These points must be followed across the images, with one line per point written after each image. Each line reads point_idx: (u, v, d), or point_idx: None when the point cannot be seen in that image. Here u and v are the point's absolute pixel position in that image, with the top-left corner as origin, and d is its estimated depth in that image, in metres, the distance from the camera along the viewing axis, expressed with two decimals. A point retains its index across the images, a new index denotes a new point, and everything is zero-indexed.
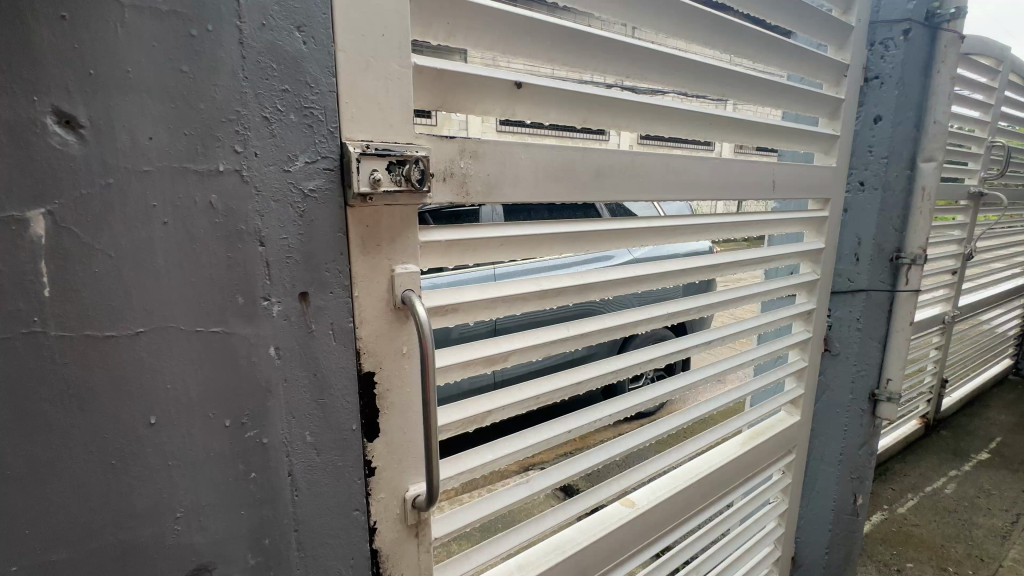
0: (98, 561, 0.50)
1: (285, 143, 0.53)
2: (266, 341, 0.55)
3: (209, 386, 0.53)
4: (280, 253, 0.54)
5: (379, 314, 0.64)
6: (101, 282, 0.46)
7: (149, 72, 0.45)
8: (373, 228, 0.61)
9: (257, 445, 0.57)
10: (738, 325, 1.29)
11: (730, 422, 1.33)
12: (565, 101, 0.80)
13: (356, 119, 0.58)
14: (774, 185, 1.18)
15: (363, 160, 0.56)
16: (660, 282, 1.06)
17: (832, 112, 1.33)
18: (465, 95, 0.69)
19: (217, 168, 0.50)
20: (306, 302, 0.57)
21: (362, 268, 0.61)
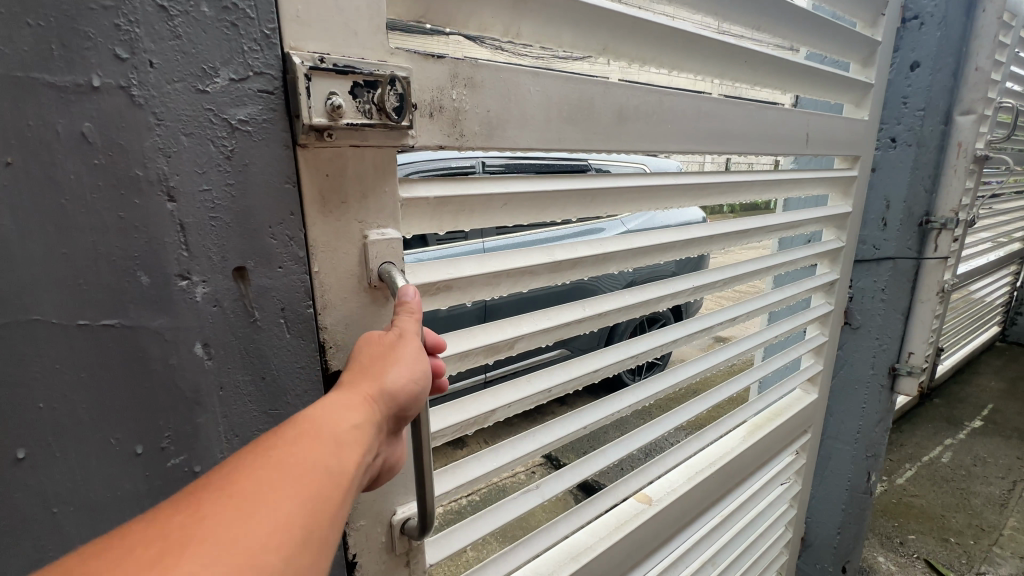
0: None
1: (196, 49, 0.36)
2: (189, 335, 0.40)
3: (107, 403, 0.37)
4: (200, 211, 0.38)
5: (350, 295, 0.49)
6: None
7: None
8: (335, 179, 0.45)
9: (186, 476, 0.42)
10: (758, 299, 1.17)
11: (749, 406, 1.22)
12: (581, 22, 0.64)
13: (303, 21, 0.41)
14: (808, 139, 1.04)
15: (314, 78, 0.40)
16: (684, 251, 0.92)
17: (866, 57, 1.19)
18: (456, 3, 0.53)
19: (90, 82, 0.33)
20: (244, 280, 0.41)
21: (321, 235, 0.46)
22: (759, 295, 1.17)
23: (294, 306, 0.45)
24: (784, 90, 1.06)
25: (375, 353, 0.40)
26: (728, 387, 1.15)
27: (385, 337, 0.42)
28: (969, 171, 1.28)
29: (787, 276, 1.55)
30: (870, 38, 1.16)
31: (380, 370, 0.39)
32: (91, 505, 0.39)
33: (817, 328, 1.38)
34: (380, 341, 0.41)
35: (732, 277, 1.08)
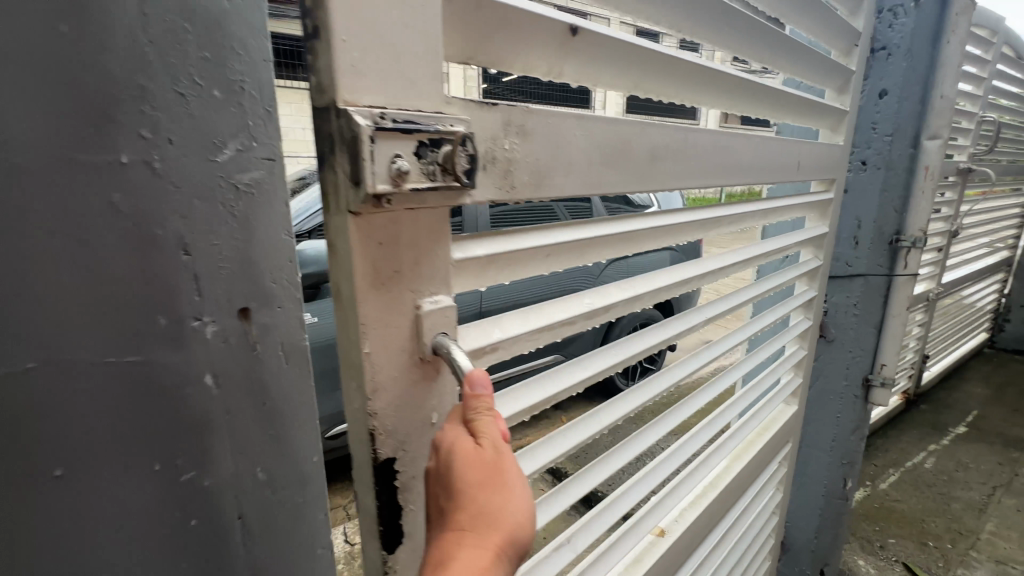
0: None
1: (208, 126, 0.43)
2: (200, 368, 0.46)
3: (130, 427, 0.43)
4: (210, 262, 0.45)
5: (401, 367, 0.56)
6: None
7: (8, 34, 0.34)
8: (388, 239, 0.52)
9: (197, 489, 0.48)
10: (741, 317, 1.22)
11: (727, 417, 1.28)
12: (617, 59, 0.73)
13: (358, 68, 0.47)
14: (785, 167, 1.10)
15: (378, 140, 0.46)
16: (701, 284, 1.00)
17: (840, 85, 1.25)
18: (512, 35, 0.60)
19: (119, 159, 0.39)
20: (248, 319, 0.48)
21: (381, 294, 0.53)
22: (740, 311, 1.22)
23: (291, 340, 0.52)
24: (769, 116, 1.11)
25: (485, 490, 0.49)
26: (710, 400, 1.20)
27: (486, 470, 0.50)
28: (936, 192, 1.35)
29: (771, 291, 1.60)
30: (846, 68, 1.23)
31: (494, 512, 0.48)
32: (113, 517, 0.44)
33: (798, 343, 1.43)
34: (483, 476, 0.49)
35: (720, 305, 1.13)
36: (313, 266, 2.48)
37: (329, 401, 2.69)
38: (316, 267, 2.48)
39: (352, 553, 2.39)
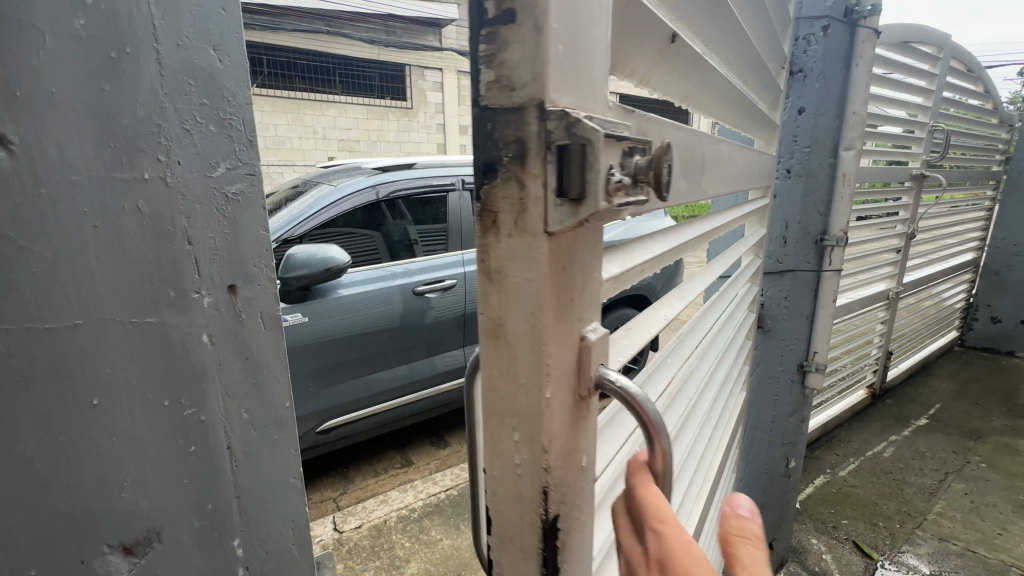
0: (50, 529, 0.55)
1: (205, 151, 0.61)
2: (199, 329, 0.63)
3: (149, 371, 0.60)
4: (206, 251, 0.63)
5: (570, 405, 0.54)
6: (38, 277, 0.51)
7: (71, 90, 0.51)
8: (568, 265, 0.52)
9: (197, 421, 0.64)
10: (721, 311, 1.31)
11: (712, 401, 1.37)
12: (687, 69, 0.76)
13: (561, 69, 0.46)
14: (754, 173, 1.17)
15: (603, 151, 0.44)
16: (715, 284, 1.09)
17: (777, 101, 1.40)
18: (634, 36, 0.60)
19: (142, 175, 0.57)
20: (234, 293, 0.66)
21: (558, 320, 0.52)
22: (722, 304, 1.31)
23: (268, 310, 0.70)
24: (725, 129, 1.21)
25: None
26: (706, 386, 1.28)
27: None
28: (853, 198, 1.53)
29: None
30: (779, 85, 1.37)
31: None
32: (135, 442, 0.60)
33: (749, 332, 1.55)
34: None
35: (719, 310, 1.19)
36: (303, 269, 2.66)
37: (321, 397, 2.85)
38: (307, 270, 2.66)
39: (341, 539, 2.52)
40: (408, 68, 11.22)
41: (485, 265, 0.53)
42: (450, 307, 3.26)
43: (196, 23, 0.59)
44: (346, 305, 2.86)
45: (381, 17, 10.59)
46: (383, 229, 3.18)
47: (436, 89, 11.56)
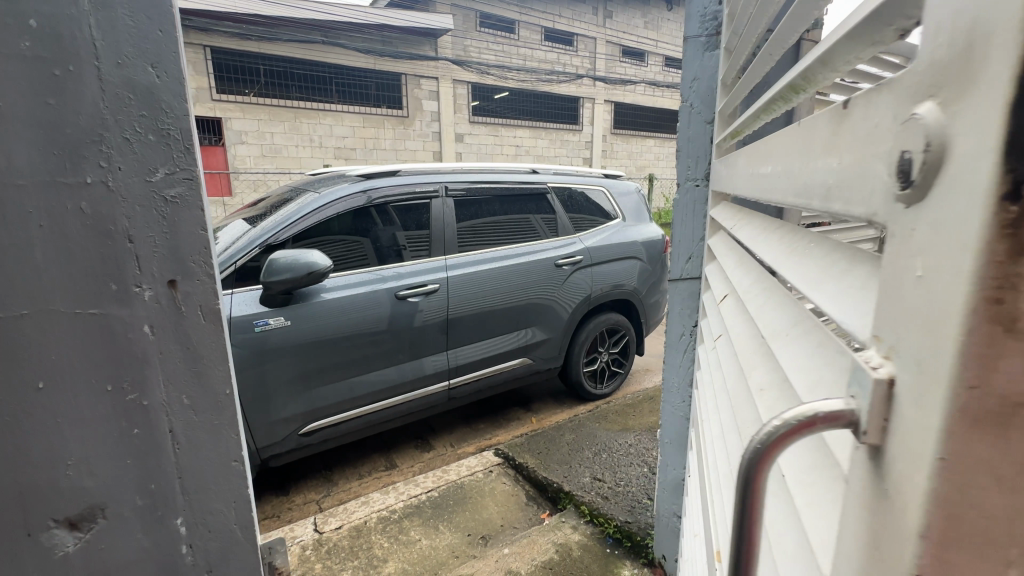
0: (9, 457, 0.77)
1: (147, 159, 0.81)
2: (140, 321, 0.83)
3: (92, 356, 0.80)
4: (146, 249, 0.82)
5: None
6: (9, 253, 0.74)
7: (30, 108, 0.73)
8: None
9: (138, 405, 0.85)
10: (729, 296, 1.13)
11: (710, 401, 1.20)
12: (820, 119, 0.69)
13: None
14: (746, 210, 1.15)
15: None
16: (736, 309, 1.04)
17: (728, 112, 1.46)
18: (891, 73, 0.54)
19: (85, 179, 0.77)
20: (175, 288, 0.85)
21: None
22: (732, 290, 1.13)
23: (205, 305, 0.87)
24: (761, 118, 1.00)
25: None
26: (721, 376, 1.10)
27: None
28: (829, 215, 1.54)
29: (678, 290, 1.83)
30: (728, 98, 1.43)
31: None
32: (81, 413, 0.81)
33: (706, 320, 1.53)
34: None
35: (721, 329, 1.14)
36: (288, 273, 2.73)
37: (303, 399, 2.89)
38: (292, 274, 2.72)
39: (319, 540, 2.55)
40: (404, 77, 11.38)
41: (1012, 313, 0.29)
42: (435, 311, 3.30)
43: (137, 47, 0.78)
44: (330, 309, 2.91)
45: (377, 28, 10.78)
46: (371, 234, 3.24)
47: (431, 98, 11.71)
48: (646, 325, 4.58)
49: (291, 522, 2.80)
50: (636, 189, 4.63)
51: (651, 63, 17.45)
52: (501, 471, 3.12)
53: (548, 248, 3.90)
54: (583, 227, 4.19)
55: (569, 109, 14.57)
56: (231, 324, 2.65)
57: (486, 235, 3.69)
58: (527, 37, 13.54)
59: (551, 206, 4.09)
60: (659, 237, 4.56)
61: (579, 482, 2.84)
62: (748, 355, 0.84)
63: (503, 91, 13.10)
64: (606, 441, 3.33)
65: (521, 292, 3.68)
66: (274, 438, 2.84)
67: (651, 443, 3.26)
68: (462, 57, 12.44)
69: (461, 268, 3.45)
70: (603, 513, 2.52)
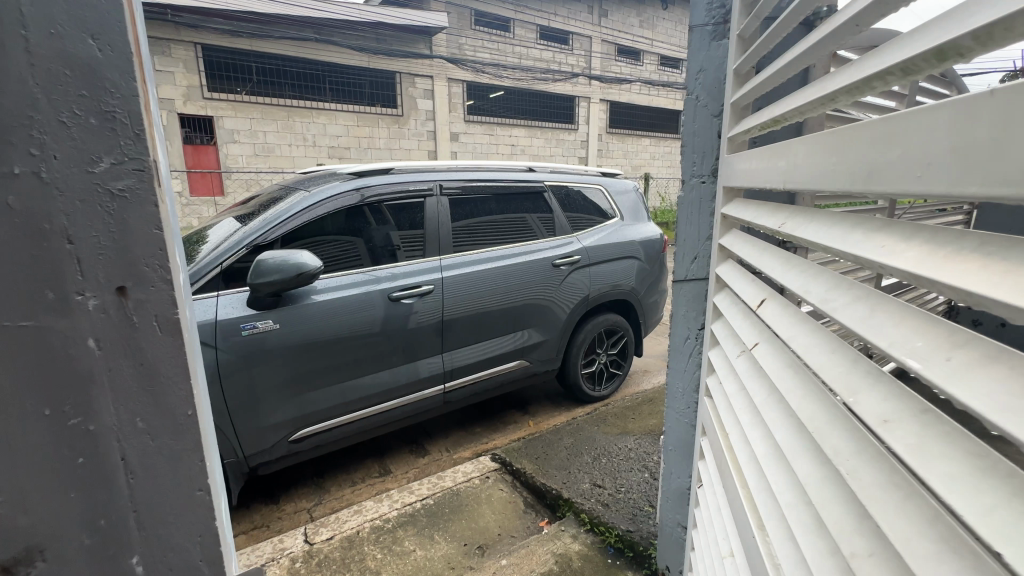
0: None
1: (88, 148, 0.66)
2: (84, 334, 0.67)
3: (23, 376, 0.65)
4: (88, 249, 0.67)
5: None
6: None
7: None
8: None
9: (84, 431, 0.69)
10: (776, 302, 1.02)
11: (739, 415, 1.10)
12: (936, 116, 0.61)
13: None
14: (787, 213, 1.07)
15: None
16: (784, 318, 0.95)
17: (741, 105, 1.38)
18: None
19: (13, 170, 0.63)
20: (125, 295, 0.69)
21: None
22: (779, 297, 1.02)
23: (164, 313, 0.72)
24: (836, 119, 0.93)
25: None
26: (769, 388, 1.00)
27: None
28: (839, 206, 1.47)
29: (684, 291, 1.76)
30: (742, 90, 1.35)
31: None
32: (12, 444, 0.66)
33: (721, 325, 1.44)
34: None
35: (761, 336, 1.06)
36: (275, 275, 2.61)
37: (293, 405, 2.79)
38: (279, 275, 2.62)
39: (310, 552, 2.46)
40: (398, 76, 11.29)
41: None
42: (430, 313, 3.21)
43: (71, 12, 0.63)
44: (320, 312, 2.82)
45: (372, 26, 10.67)
46: (365, 234, 3.15)
47: (426, 97, 11.61)
48: (645, 325, 4.51)
49: (281, 532, 2.70)
50: (634, 187, 4.56)
51: (646, 63, 17.41)
52: (498, 477, 3.04)
53: (545, 247, 3.82)
54: (581, 227, 4.11)
55: (565, 108, 14.51)
56: (217, 328, 2.55)
57: (482, 234, 3.61)
58: (523, 36, 13.47)
59: (548, 205, 4.01)
60: (657, 236, 4.50)
61: (578, 488, 2.75)
62: (831, 373, 0.74)
63: (498, 90, 13.01)
64: (606, 445, 3.26)
65: (518, 293, 3.60)
66: (262, 446, 2.74)
67: (652, 446, 3.19)
68: (456, 56, 12.34)
69: (456, 269, 3.36)
70: (604, 521, 2.44)
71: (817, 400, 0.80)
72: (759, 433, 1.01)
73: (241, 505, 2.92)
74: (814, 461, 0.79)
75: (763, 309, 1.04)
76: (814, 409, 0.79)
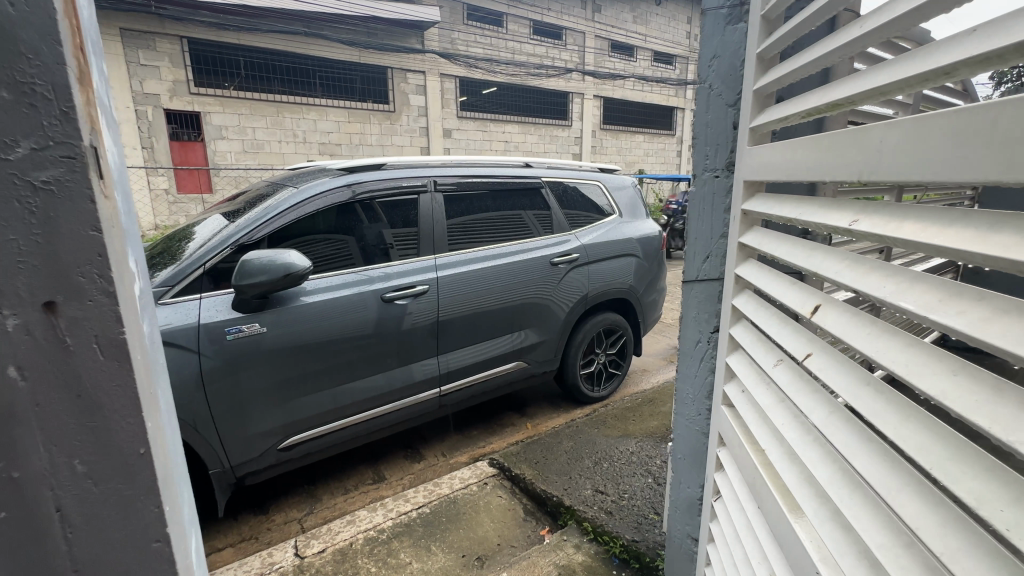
0: None
1: (2, 128, 0.57)
2: (6, 362, 0.60)
3: None
4: (9, 259, 0.59)
5: None
6: None
7: None
8: None
9: (7, 479, 0.62)
10: (834, 307, 0.94)
11: (787, 433, 1.02)
12: None
13: None
14: (833, 206, 0.97)
15: None
16: (847, 330, 0.86)
17: (762, 92, 1.29)
18: None
19: None
20: (55, 314, 0.61)
21: None
22: (839, 303, 0.93)
23: (104, 334, 0.63)
24: (890, 90, 0.88)
25: None
26: (833, 406, 0.91)
27: None
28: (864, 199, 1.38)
29: (694, 292, 1.66)
30: (768, 74, 1.25)
31: None
32: None
33: (742, 329, 1.37)
34: None
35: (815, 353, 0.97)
36: (260, 275, 2.48)
37: (283, 411, 2.67)
38: (267, 276, 2.48)
39: (301, 565, 2.35)
40: (390, 71, 11.10)
41: None
42: (425, 314, 3.10)
43: None
44: (311, 313, 2.69)
45: (363, 20, 10.46)
46: (357, 232, 3.03)
47: (418, 92, 11.44)
48: (644, 324, 4.43)
49: (270, 544, 2.58)
50: (632, 183, 4.47)
51: (640, 59, 17.29)
52: (497, 483, 2.94)
53: (543, 246, 3.72)
54: (578, 224, 4.01)
55: (559, 105, 14.38)
56: (200, 332, 2.43)
57: (478, 232, 3.49)
58: (517, 31, 13.30)
59: (545, 202, 3.90)
60: (656, 233, 4.41)
61: (581, 495, 2.67)
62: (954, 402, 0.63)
63: (492, 86, 12.87)
64: (607, 448, 3.17)
65: (515, 292, 3.49)
66: (250, 455, 2.61)
67: (654, 450, 3.10)
68: (449, 51, 12.15)
69: (451, 268, 3.24)
70: (608, 531, 2.35)
71: (921, 426, 0.70)
72: (819, 457, 0.93)
73: (228, 515, 2.80)
74: (918, 497, 0.69)
75: (818, 315, 0.95)
76: (921, 439, 0.68)
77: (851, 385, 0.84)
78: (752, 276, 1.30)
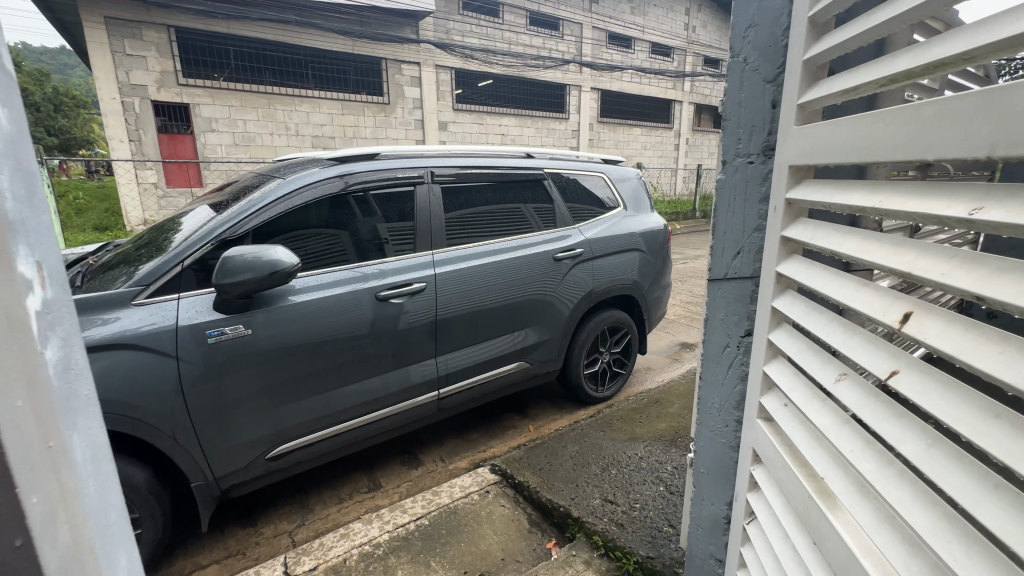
0: None
1: None
2: None
3: None
4: None
5: None
6: None
7: None
8: None
9: None
10: (929, 316, 0.81)
11: (861, 464, 0.92)
12: None
13: None
14: (930, 194, 0.81)
15: None
16: (961, 346, 0.73)
17: (811, 62, 1.12)
18: None
19: None
20: None
21: None
22: (938, 311, 0.79)
23: None
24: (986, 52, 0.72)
25: None
26: (932, 438, 0.79)
27: None
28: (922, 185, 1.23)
29: (723, 292, 1.51)
30: (819, 44, 1.09)
31: None
32: None
33: (787, 337, 1.24)
34: None
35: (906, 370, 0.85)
36: (245, 273, 2.29)
37: (272, 418, 2.51)
38: (253, 273, 2.30)
39: None
40: (384, 62, 10.82)
41: None
42: (422, 312, 2.92)
43: None
44: (300, 313, 2.51)
45: (355, 9, 10.16)
46: (351, 226, 2.84)
47: (414, 84, 11.18)
48: (650, 321, 4.28)
49: (258, 560, 2.41)
50: (636, 175, 4.30)
51: (639, 51, 17.02)
52: (499, 491, 2.78)
53: (545, 240, 3.55)
54: (582, 217, 3.85)
55: (557, 97, 14.14)
56: (177, 336, 2.24)
57: (478, 226, 3.32)
58: (513, 21, 13.01)
59: (547, 194, 3.73)
60: (661, 227, 4.25)
61: (589, 505, 2.52)
62: None
63: (488, 78, 12.61)
64: (614, 453, 3.02)
65: (517, 289, 3.33)
66: (235, 466, 2.44)
67: (664, 455, 2.95)
68: (444, 42, 11.87)
69: (450, 264, 3.07)
70: (620, 546, 2.20)
71: None
72: (910, 497, 0.82)
73: (214, 528, 2.63)
74: None
75: (910, 325, 0.83)
76: None
77: (971, 417, 0.71)
78: (806, 275, 1.14)
